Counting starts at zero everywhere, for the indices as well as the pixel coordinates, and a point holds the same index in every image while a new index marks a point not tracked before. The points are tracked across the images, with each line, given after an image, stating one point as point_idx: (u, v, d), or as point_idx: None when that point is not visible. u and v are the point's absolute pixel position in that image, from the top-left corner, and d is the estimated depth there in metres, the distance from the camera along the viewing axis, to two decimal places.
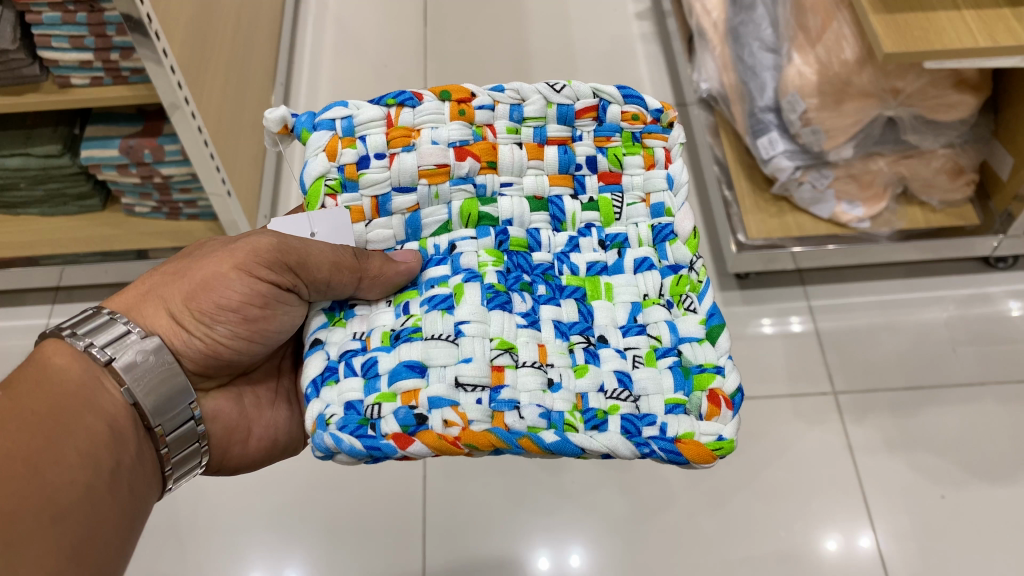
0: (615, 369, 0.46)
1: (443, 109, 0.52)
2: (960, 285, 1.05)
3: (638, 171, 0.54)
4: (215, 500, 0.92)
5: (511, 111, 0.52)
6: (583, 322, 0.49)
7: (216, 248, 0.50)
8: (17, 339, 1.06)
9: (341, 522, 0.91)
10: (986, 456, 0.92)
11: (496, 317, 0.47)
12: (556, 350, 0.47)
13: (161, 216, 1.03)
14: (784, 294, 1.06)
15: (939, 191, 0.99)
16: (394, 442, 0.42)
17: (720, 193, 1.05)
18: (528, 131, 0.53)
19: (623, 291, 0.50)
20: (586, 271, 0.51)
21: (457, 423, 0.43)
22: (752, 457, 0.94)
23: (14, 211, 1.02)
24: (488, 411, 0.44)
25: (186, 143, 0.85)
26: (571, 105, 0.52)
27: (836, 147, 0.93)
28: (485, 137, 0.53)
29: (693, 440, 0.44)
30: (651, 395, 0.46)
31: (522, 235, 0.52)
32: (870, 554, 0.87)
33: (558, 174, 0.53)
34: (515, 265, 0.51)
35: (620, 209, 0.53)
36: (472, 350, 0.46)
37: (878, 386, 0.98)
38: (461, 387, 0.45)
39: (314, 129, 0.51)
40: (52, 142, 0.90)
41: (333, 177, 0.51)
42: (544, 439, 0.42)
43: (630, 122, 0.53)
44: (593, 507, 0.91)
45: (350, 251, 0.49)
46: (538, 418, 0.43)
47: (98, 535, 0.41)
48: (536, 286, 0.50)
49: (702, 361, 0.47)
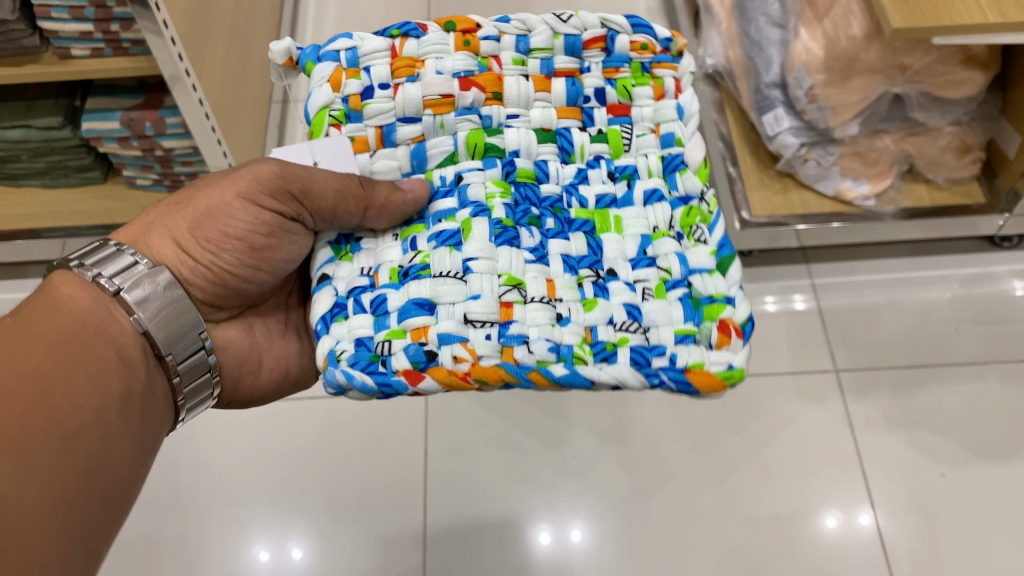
0: (625, 301, 0.46)
1: (448, 40, 0.52)
2: (964, 264, 1.05)
3: (647, 103, 0.52)
4: (217, 471, 0.93)
5: (517, 42, 0.52)
6: (591, 255, 0.48)
7: (218, 178, 0.51)
8: None
9: (343, 496, 0.91)
10: (986, 434, 0.93)
11: (504, 253, 0.47)
12: (565, 285, 0.46)
13: (163, 188, 1.03)
14: (787, 272, 1.06)
15: (945, 169, 0.98)
16: (405, 378, 0.42)
17: (724, 169, 1.04)
18: (535, 62, 0.52)
19: (632, 223, 0.49)
20: (596, 203, 0.50)
21: (466, 359, 0.43)
22: (753, 434, 0.94)
23: (15, 183, 1.02)
24: (497, 346, 0.43)
25: (187, 116, 0.85)
26: (578, 35, 0.52)
27: (842, 124, 0.92)
28: (491, 68, 0.52)
29: (702, 369, 0.43)
30: (660, 326, 0.45)
31: (530, 167, 0.51)
32: (869, 531, 0.87)
33: (566, 106, 0.52)
34: (523, 198, 0.50)
35: (630, 140, 0.52)
36: (481, 286, 0.45)
37: (881, 364, 0.98)
38: (469, 323, 0.44)
39: (319, 61, 0.52)
40: (53, 114, 0.90)
41: (337, 108, 0.52)
42: (553, 372, 0.42)
43: (639, 53, 0.52)
44: (594, 481, 0.91)
45: (356, 179, 0.49)
46: (547, 352, 0.43)
47: (112, 460, 0.40)
48: (544, 219, 0.49)
49: (708, 293, 0.46)
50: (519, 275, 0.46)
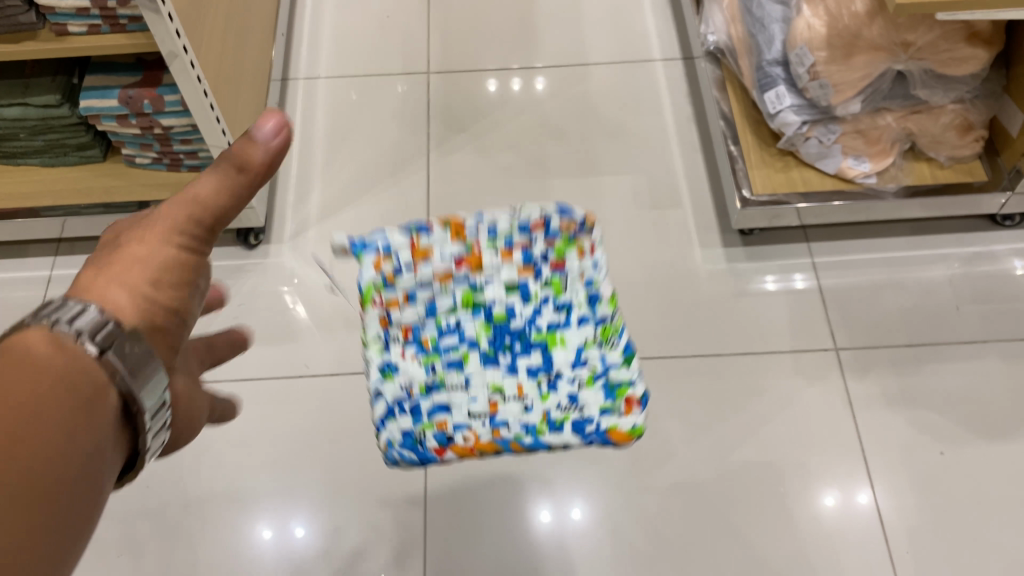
0: (567, 392, 0.56)
1: (446, 235, 0.61)
2: (966, 243, 1.05)
3: (575, 261, 0.61)
4: (219, 450, 0.93)
5: (488, 231, 0.61)
6: (544, 365, 0.57)
7: (127, 237, 0.38)
8: (18, 290, 1.06)
9: (344, 474, 0.91)
10: (986, 412, 0.93)
11: (491, 371, 0.57)
12: (529, 386, 0.56)
13: (162, 166, 1.02)
14: (787, 251, 1.05)
15: (947, 147, 0.97)
16: (433, 450, 0.53)
17: (725, 148, 1.03)
18: (501, 244, 0.61)
19: (572, 337, 0.58)
20: (545, 328, 0.58)
21: (471, 437, 0.54)
22: (752, 413, 0.94)
23: (14, 161, 1.01)
24: (489, 427, 0.54)
25: (185, 94, 0.85)
26: (527, 218, 0.62)
27: (844, 102, 0.91)
28: (474, 250, 0.61)
29: (617, 429, 0.54)
30: (591, 404, 0.55)
31: (502, 312, 0.59)
32: (867, 510, 0.88)
33: (523, 266, 0.60)
34: (498, 329, 0.58)
35: (568, 283, 0.60)
36: (477, 390, 0.56)
37: (881, 342, 0.98)
38: (471, 417, 0.55)
39: (362, 249, 0.60)
40: (50, 92, 0.90)
41: (376, 280, 0.59)
42: (524, 441, 0.54)
43: (564, 228, 0.62)
44: (594, 459, 0.92)
45: (227, 165, 0.38)
46: (520, 427, 0.54)
47: (70, 542, 0.29)
48: (516, 348, 0.58)
49: (618, 379, 0.56)
50: (510, 389, 0.56)
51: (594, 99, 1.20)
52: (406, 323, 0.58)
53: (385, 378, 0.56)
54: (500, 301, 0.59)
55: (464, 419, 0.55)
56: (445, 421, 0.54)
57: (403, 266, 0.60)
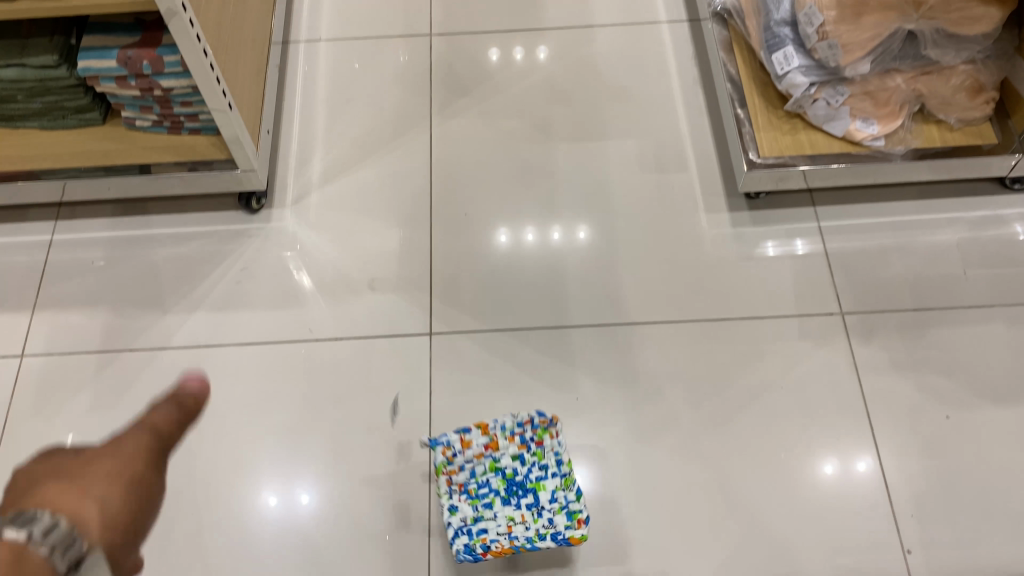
0: (550, 517, 0.78)
1: (464, 439, 0.82)
2: (975, 207, 1.04)
3: (550, 446, 0.82)
4: (223, 416, 0.93)
5: (494, 428, 0.83)
6: (534, 501, 0.80)
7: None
8: (19, 255, 1.05)
9: (348, 439, 0.91)
10: (992, 377, 0.93)
11: (505, 510, 0.79)
12: (531, 515, 0.79)
13: (162, 130, 1.00)
14: (793, 215, 1.05)
15: (957, 109, 0.96)
16: (480, 551, 0.76)
17: (732, 112, 1.01)
18: (504, 442, 0.82)
19: (548, 483, 0.81)
20: (534, 479, 0.81)
21: (495, 544, 0.77)
22: (757, 377, 0.94)
23: (14, 124, 0.99)
24: (508, 540, 0.77)
25: (186, 55, 0.83)
26: (516, 420, 0.83)
27: (853, 62, 0.90)
28: (485, 448, 0.82)
29: (576, 535, 0.77)
30: (564, 526, 0.78)
31: (504, 483, 0.81)
32: (871, 475, 0.88)
33: (518, 446, 0.82)
34: (507, 488, 0.81)
35: (546, 455, 0.82)
36: (496, 522, 0.79)
37: (887, 307, 0.98)
38: (496, 530, 0.78)
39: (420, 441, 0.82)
40: (47, 53, 0.88)
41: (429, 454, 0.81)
42: (529, 544, 0.77)
43: (543, 425, 0.83)
44: (598, 424, 0.92)
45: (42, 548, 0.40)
46: (525, 534, 0.77)
47: None
48: (524, 496, 0.80)
49: (575, 507, 0.79)
50: (517, 517, 0.79)
51: (599, 63, 1.19)
52: (460, 477, 0.81)
53: (451, 513, 0.79)
54: (514, 464, 0.82)
55: (497, 533, 0.78)
56: (485, 536, 0.78)
57: (458, 449, 0.82)
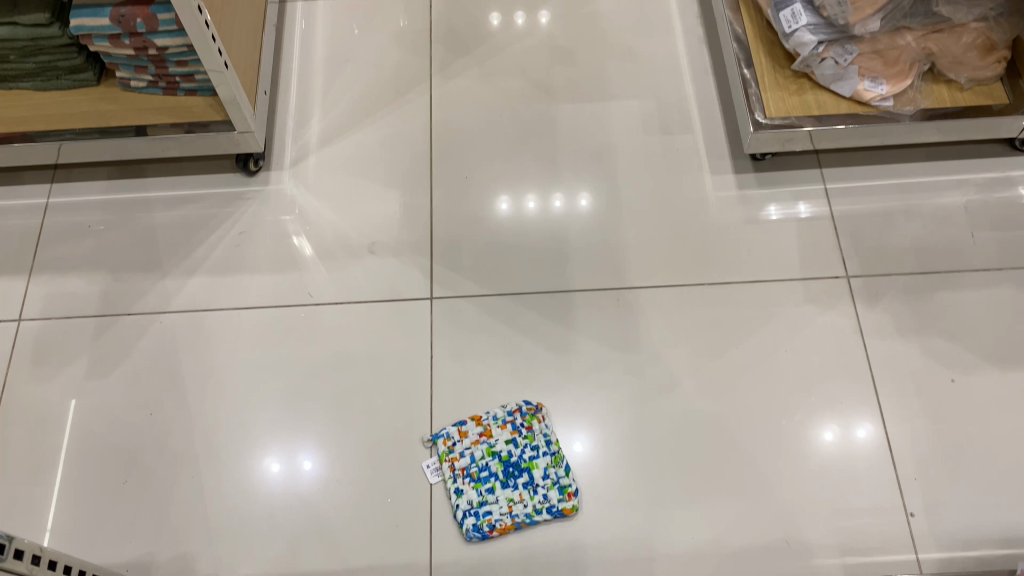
0: (546, 494, 0.85)
1: (460, 426, 0.88)
2: (983, 168, 1.02)
3: (541, 426, 0.88)
4: (222, 380, 0.93)
5: (488, 415, 0.89)
6: (530, 480, 0.86)
7: None
8: (15, 219, 1.04)
9: (349, 404, 0.91)
10: (998, 340, 0.92)
11: (505, 490, 0.85)
12: (528, 492, 0.85)
13: (158, 90, 0.98)
14: (799, 177, 1.03)
15: (968, 68, 0.94)
16: (489, 529, 0.83)
17: (738, 72, 0.99)
18: (496, 426, 0.88)
19: (541, 462, 0.87)
20: (528, 459, 0.87)
21: (502, 523, 0.83)
22: (761, 342, 0.93)
23: (6, 86, 0.98)
24: (513, 521, 0.84)
25: (184, 15, 0.82)
26: (507, 406, 0.89)
27: (863, 19, 0.89)
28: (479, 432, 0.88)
29: (569, 505, 0.84)
30: (562, 501, 0.84)
31: (502, 464, 0.87)
32: (875, 439, 0.87)
33: (510, 429, 0.88)
34: (505, 470, 0.87)
35: (539, 435, 0.88)
36: (500, 499, 0.85)
37: (893, 270, 0.96)
38: (501, 512, 0.84)
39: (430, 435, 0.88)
40: (39, 11, 0.86)
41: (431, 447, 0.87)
42: (530, 518, 0.84)
43: (532, 409, 0.89)
44: (601, 388, 0.91)
45: None
46: (525, 514, 0.84)
47: None
48: (520, 476, 0.86)
49: (565, 482, 0.86)
50: (516, 497, 0.85)
51: (602, 23, 1.17)
52: (461, 463, 0.86)
53: (458, 497, 0.85)
54: (508, 448, 0.87)
55: (500, 513, 0.84)
56: (490, 517, 0.84)
57: (457, 439, 0.88)
